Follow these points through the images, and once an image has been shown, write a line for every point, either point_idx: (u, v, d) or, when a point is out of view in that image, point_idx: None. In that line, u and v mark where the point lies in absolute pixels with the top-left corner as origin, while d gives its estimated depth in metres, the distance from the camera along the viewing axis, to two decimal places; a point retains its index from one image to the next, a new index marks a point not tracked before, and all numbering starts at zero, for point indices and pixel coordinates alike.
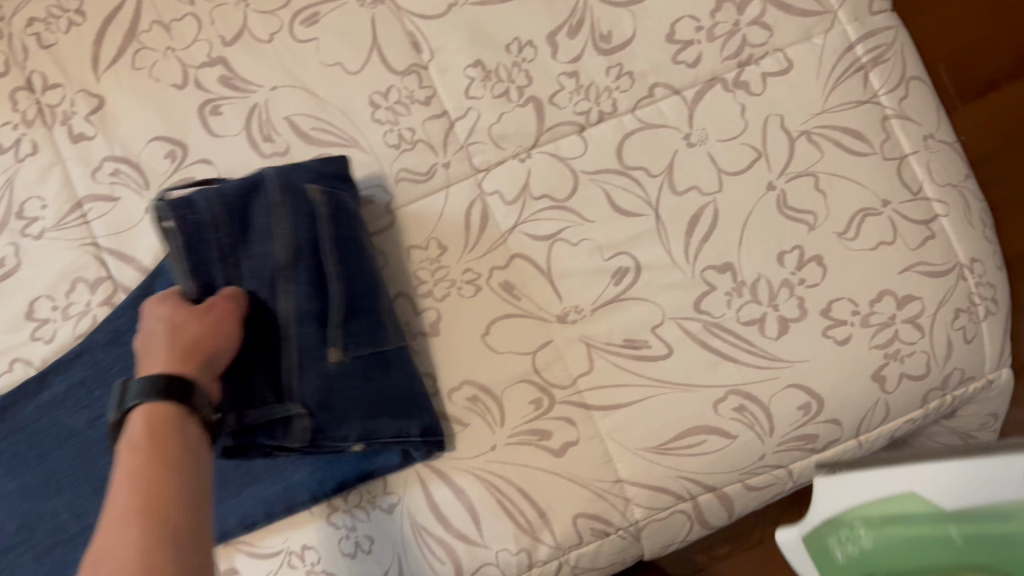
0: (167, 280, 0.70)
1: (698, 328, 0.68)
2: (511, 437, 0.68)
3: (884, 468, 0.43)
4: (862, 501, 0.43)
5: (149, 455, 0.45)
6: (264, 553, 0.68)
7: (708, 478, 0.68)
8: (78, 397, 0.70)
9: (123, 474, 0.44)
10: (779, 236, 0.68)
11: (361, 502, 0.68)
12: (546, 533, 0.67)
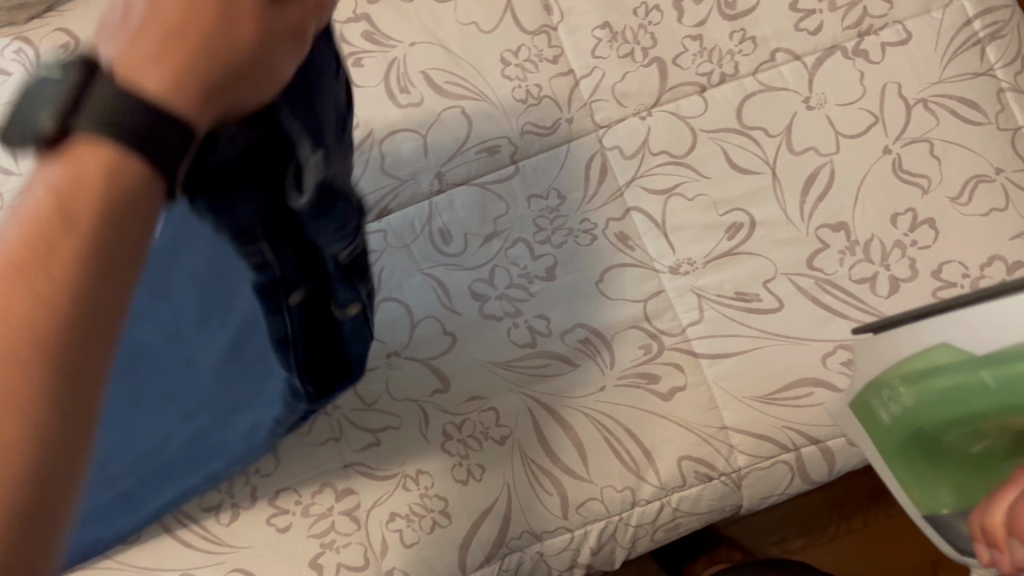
0: None
1: (810, 284, 0.70)
2: (620, 378, 0.71)
3: (920, 322, 0.50)
4: (894, 359, 0.52)
5: (62, 244, 0.30)
6: (379, 475, 0.72)
7: (812, 429, 0.69)
8: None
9: (36, 245, 0.30)
10: (893, 198, 0.70)
11: (474, 433, 0.72)
12: (651, 473, 0.70)
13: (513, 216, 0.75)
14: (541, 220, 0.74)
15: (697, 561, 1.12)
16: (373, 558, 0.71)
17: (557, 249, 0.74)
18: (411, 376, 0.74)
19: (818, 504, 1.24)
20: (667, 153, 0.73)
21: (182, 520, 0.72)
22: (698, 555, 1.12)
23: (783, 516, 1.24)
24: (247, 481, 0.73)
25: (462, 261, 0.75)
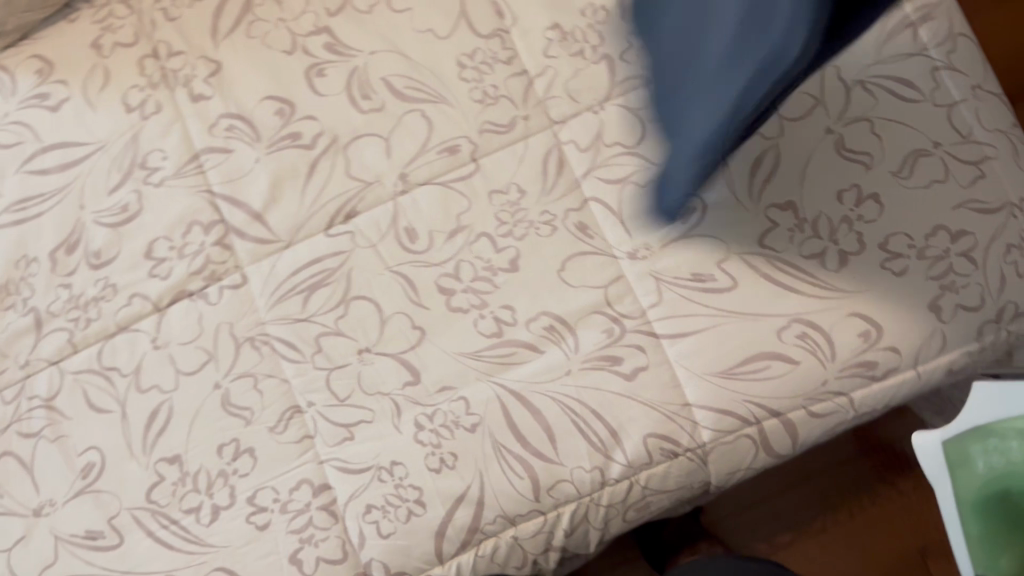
0: (279, 220, 0.79)
1: (762, 262, 0.72)
2: (585, 362, 0.73)
3: None
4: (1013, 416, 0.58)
5: None
6: (355, 469, 0.74)
7: (771, 402, 0.71)
8: (192, 325, 0.78)
9: None
10: (838, 175, 0.73)
11: (446, 423, 0.74)
12: (618, 452, 0.71)
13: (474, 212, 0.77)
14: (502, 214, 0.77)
15: (678, 555, 1.14)
16: (351, 551, 0.73)
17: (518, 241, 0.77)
18: (382, 371, 0.76)
19: (801, 500, 1.25)
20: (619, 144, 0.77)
21: (164, 522, 0.75)
22: (680, 548, 1.14)
23: (767, 513, 1.25)
24: (226, 481, 0.75)
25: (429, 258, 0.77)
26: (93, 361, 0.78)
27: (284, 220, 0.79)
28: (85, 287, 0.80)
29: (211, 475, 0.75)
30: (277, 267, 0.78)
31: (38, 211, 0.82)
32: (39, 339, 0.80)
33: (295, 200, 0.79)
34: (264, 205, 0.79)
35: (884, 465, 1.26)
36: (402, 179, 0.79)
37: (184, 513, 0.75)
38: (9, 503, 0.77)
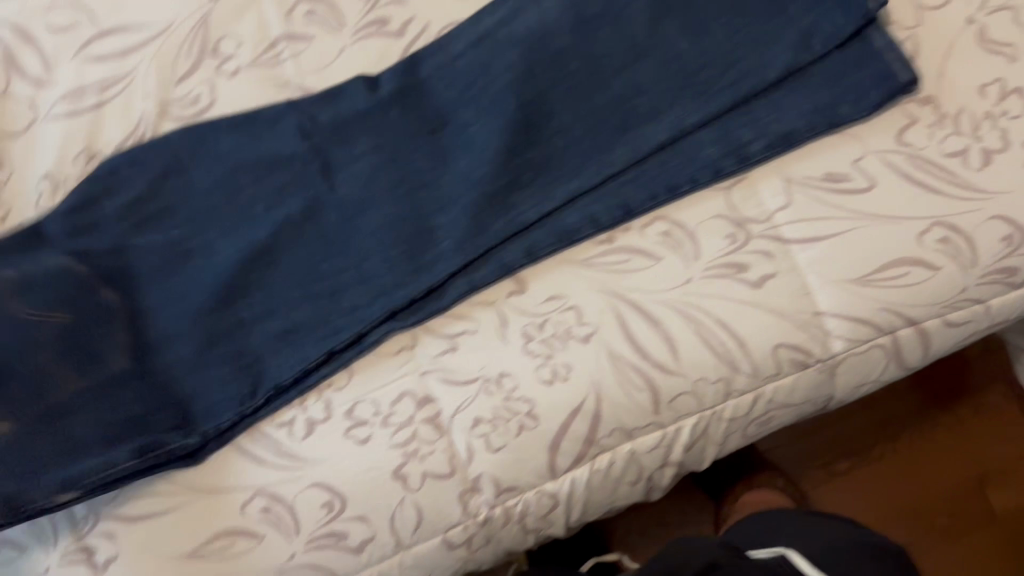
0: (369, 115, 0.74)
1: (903, 160, 0.68)
2: (709, 269, 0.67)
3: None
4: None
5: None
6: (460, 380, 0.69)
7: (910, 309, 0.67)
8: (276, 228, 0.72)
9: None
10: (981, 67, 0.70)
11: (556, 333, 0.68)
12: (745, 363, 0.67)
13: (585, 110, 0.72)
14: (617, 115, 0.71)
15: (737, 487, 1.11)
16: (459, 466, 0.69)
17: (635, 139, 0.70)
18: (487, 275, 0.70)
19: (854, 429, 1.22)
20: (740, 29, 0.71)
21: (255, 438, 0.70)
22: (737, 479, 1.11)
23: (819, 444, 1.21)
24: (321, 395, 0.70)
25: (547, 165, 0.71)
26: (168, 264, 0.72)
27: (379, 110, 0.74)
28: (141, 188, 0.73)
29: (305, 387, 0.71)
30: (367, 161, 0.73)
31: (95, 100, 0.73)
32: (91, 236, 0.72)
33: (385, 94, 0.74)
34: (349, 97, 0.74)
35: (931, 396, 1.24)
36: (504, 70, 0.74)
37: (276, 426, 0.70)
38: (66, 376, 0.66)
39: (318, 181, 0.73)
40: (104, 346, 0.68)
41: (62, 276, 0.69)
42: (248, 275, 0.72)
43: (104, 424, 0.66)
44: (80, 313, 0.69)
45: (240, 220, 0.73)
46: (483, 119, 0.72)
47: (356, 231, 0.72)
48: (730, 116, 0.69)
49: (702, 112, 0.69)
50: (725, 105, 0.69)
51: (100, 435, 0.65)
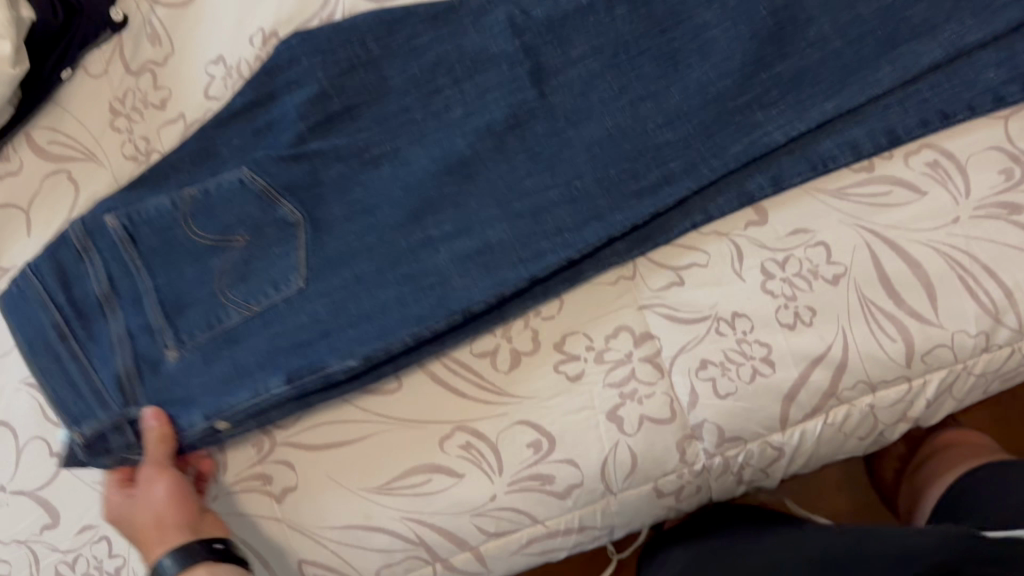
0: (589, 14, 0.65)
1: None
2: (977, 209, 0.61)
3: None
4: None
5: None
6: (685, 319, 0.63)
7: None
8: (481, 133, 0.63)
9: None
10: None
11: (801, 272, 0.62)
12: (1010, 316, 0.61)
13: (852, 23, 0.63)
14: (889, 29, 0.63)
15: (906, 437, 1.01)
16: (680, 410, 0.63)
17: (904, 61, 0.62)
18: (722, 203, 0.63)
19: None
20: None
21: (456, 368, 0.64)
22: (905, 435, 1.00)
23: None
24: (527, 323, 0.64)
25: (801, 80, 0.63)
26: (357, 167, 0.62)
27: (596, 9, 0.65)
28: (317, 75, 0.63)
29: (511, 316, 0.64)
30: (585, 61, 0.64)
31: None
32: (267, 133, 0.63)
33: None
34: None
35: None
36: None
37: (475, 355, 0.64)
38: (228, 314, 0.59)
39: (534, 84, 0.64)
40: (274, 275, 0.60)
41: (240, 197, 0.61)
42: (434, 185, 0.62)
43: (271, 359, 0.58)
44: (261, 246, 0.61)
45: (436, 125, 0.63)
46: (717, 34, 0.64)
47: (574, 145, 0.63)
48: (1015, 36, 0.62)
49: (984, 30, 0.61)
50: (1010, 26, 0.61)
51: (265, 368, 0.57)
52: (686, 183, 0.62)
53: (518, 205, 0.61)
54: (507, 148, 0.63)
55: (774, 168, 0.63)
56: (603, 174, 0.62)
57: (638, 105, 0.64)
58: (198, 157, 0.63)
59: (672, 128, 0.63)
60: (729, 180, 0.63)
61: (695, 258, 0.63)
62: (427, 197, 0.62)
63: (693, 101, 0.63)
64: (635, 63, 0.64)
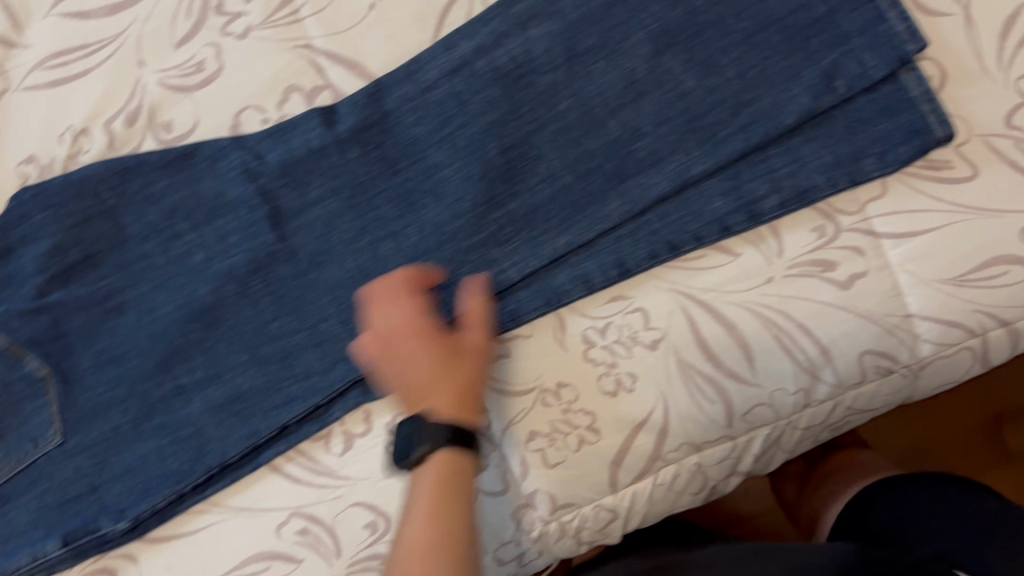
0: (399, 93, 0.62)
1: (1008, 147, 0.60)
2: (792, 267, 0.61)
3: None
4: None
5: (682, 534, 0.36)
6: (512, 392, 0.63)
7: (1006, 311, 0.61)
8: (297, 223, 0.63)
9: None
10: None
11: (621, 338, 0.62)
12: (827, 371, 0.62)
13: (671, 90, 0.61)
14: (710, 93, 0.61)
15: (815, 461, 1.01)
16: (512, 482, 0.63)
17: (725, 133, 0.60)
18: (560, 284, 0.62)
19: (981, 421, 1.04)
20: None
21: (291, 454, 0.63)
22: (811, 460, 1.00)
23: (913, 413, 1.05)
24: (358, 405, 0.63)
25: (620, 150, 0.62)
26: (178, 264, 0.64)
27: (404, 89, 0.62)
28: (129, 177, 0.63)
29: (343, 402, 0.63)
30: (399, 143, 0.63)
31: (82, 69, 0.64)
32: (83, 235, 0.63)
33: (437, 75, 0.62)
34: (385, 71, 0.63)
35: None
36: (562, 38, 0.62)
37: (308, 440, 0.64)
38: None
39: (346, 175, 0.63)
40: (30, 429, 0.63)
41: (69, 303, 0.63)
42: (258, 278, 0.63)
43: (42, 524, 0.62)
44: (12, 399, 0.63)
45: (251, 216, 0.63)
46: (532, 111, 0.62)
47: (400, 233, 0.63)
48: (835, 111, 0.60)
49: (800, 104, 0.59)
50: (822, 90, 0.59)
51: (38, 530, 0.62)
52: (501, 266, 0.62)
53: (336, 296, 0.63)
54: (323, 240, 0.63)
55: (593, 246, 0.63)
56: (419, 259, 0.63)
57: (451, 189, 0.62)
58: (17, 262, 0.64)
59: (489, 210, 0.62)
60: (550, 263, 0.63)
61: (519, 331, 0.63)
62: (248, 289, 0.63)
63: (504, 178, 0.62)
64: (455, 144, 0.62)
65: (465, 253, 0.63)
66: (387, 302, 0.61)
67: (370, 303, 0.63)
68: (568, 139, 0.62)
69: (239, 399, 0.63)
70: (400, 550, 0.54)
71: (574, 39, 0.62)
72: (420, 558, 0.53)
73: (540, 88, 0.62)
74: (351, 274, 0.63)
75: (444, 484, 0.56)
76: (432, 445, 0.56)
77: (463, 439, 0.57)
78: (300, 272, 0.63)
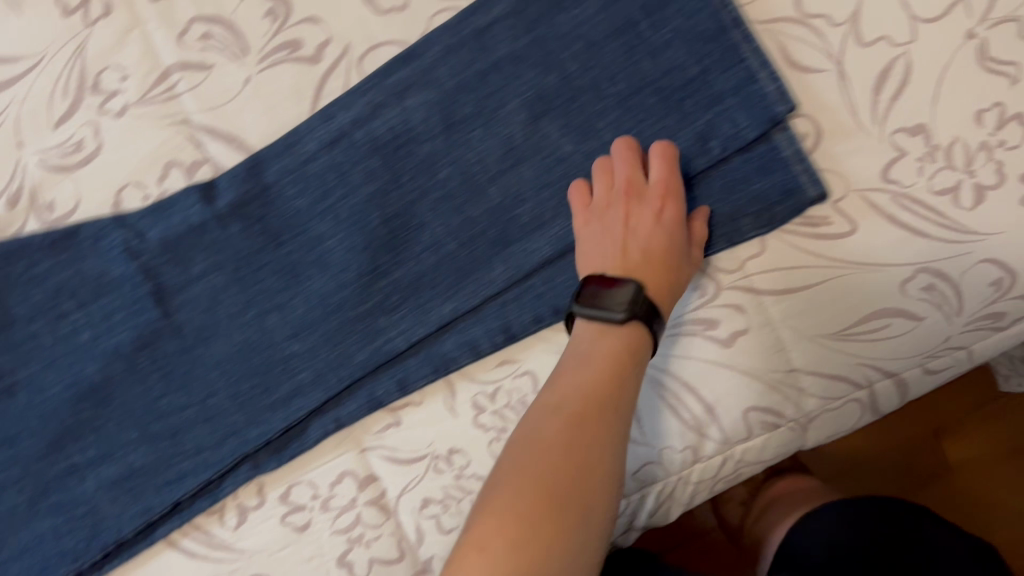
0: (280, 166, 0.62)
1: (885, 201, 0.60)
2: (674, 327, 0.62)
3: None
4: None
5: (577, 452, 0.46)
6: (404, 459, 0.63)
7: (889, 363, 0.62)
8: (183, 299, 0.63)
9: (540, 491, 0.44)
10: (977, 93, 0.60)
11: (511, 403, 0.62)
12: (714, 429, 0.62)
13: (549, 155, 0.61)
14: (588, 157, 0.61)
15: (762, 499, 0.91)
16: (408, 550, 0.63)
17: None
18: (447, 350, 0.63)
19: (913, 434, 1.02)
20: (729, 60, 0.59)
21: (186, 529, 0.63)
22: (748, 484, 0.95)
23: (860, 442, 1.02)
24: (252, 478, 0.63)
25: (501, 216, 0.62)
26: (68, 344, 0.64)
27: (285, 161, 0.63)
28: (15, 259, 0.63)
29: (236, 476, 0.63)
30: (280, 215, 0.63)
31: None
32: None
33: (315, 146, 0.62)
34: (264, 144, 0.63)
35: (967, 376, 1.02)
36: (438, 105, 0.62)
37: (203, 514, 0.63)
38: None
39: (229, 249, 0.63)
40: None
41: None
42: (146, 355, 0.63)
43: None
44: None
45: (137, 295, 0.63)
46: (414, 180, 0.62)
47: (286, 305, 0.63)
48: (711, 173, 0.61)
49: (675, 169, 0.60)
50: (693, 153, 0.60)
51: None
52: (385, 335, 0.62)
53: (225, 370, 0.63)
54: (209, 315, 0.63)
55: (480, 312, 0.63)
56: (307, 332, 0.63)
57: (335, 259, 0.62)
58: None
59: (373, 279, 0.62)
60: (437, 330, 0.63)
61: (410, 398, 0.63)
62: (137, 366, 0.63)
63: (385, 246, 0.62)
64: (336, 216, 0.62)
65: (352, 324, 0.62)
66: (597, 179, 0.59)
67: (258, 376, 0.63)
68: (449, 206, 0.62)
69: (132, 476, 0.63)
70: (564, 371, 0.51)
71: (451, 108, 0.62)
72: (533, 456, 0.46)
73: (419, 155, 0.62)
74: (239, 349, 0.63)
75: (628, 358, 0.51)
76: (635, 303, 0.53)
77: (656, 317, 0.54)
78: (188, 347, 0.63)
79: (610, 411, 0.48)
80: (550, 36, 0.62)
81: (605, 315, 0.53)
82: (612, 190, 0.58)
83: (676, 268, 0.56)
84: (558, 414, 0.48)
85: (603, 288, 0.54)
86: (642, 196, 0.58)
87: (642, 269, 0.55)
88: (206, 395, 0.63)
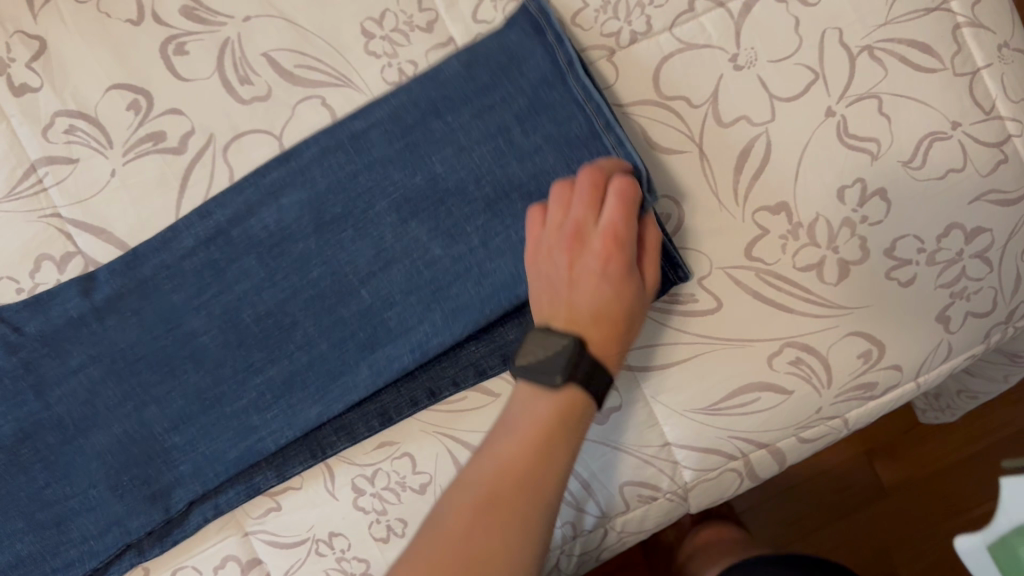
0: (152, 263, 0.62)
1: (750, 278, 0.60)
2: None
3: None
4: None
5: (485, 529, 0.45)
6: (286, 543, 0.63)
7: (761, 435, 0.62)
8: (57, 392, 0.63)
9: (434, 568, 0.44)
10: (837, 169, 0.60)
11: (390, 484, 0.62)
12: (591, 504, 0.63)
13: (418, 240, 0.61)
14: (454, 241, 0.60)
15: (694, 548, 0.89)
16: None
17: (467, 279, 0.60)
18: (324, 435, 0.63)
19: (848, 463, 0.99)
20: (607, 180, 0.53)
21: None
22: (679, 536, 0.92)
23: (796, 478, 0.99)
24: (139, 564, 0.64)
25: (370, 303, 0.61)
26: None
27: (156, 252, 0.62)
28: None
29: (122, 563, 0.64)
30: (151, 308, 0.63)
31: None
32: None
33: (192, 242, 0.62)
34: (133, 234, 0.63)
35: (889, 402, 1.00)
36: (305, 193, 0.62)
37: None
38: None
39: (103, 343, 0.63)
40: None
41: None
42: (25, 448, 0.63)
43: None
44: None
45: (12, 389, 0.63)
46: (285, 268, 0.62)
47: (161, 395, 0.63)
48: None
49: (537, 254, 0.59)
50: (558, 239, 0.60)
51: None
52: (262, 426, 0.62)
53: (104, 461, 0.63)
54: (87, 411, 0.63)
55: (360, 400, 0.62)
56: (183, 421, 0.63)
57: (209, 348, 0.62)
58: None
59: (246, 367, 0.62)
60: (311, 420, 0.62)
61: (290, 482, 0.63)
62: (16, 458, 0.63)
63: (260, 335, 0.62)
64: (209, 312, 0.62)
65: (228, 413, 0.62)
66: (552, 203, 0.54)
67: (137, 466, 0.63)
68: (323, 293, 0.62)
69: (19, 565, 0.64)
70: (496, 438, 0.50)
71: (322, 197, 0.62)
72: (442, 549, 0.45)
73: (288, 246, 0.62)
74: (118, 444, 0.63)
75: (561, 425, 0.50)
76: (579, 369, 0.50)
77: (597, 380, 0.51)
78: (64, 440, 0.63)
79: (528, 484, 0.48)
80: (414, 125, 0.62)
81: (542, 377, 0.50)
82: (558, 228, 0.54)
83: (624, 320, 0.53)
84: (477, 489, 0.47)
85: (540, 347, 0.51)
86: (589, 242, 0.53)
87: (585, 326, 0.52)
88: (85, 484, 0.63)
